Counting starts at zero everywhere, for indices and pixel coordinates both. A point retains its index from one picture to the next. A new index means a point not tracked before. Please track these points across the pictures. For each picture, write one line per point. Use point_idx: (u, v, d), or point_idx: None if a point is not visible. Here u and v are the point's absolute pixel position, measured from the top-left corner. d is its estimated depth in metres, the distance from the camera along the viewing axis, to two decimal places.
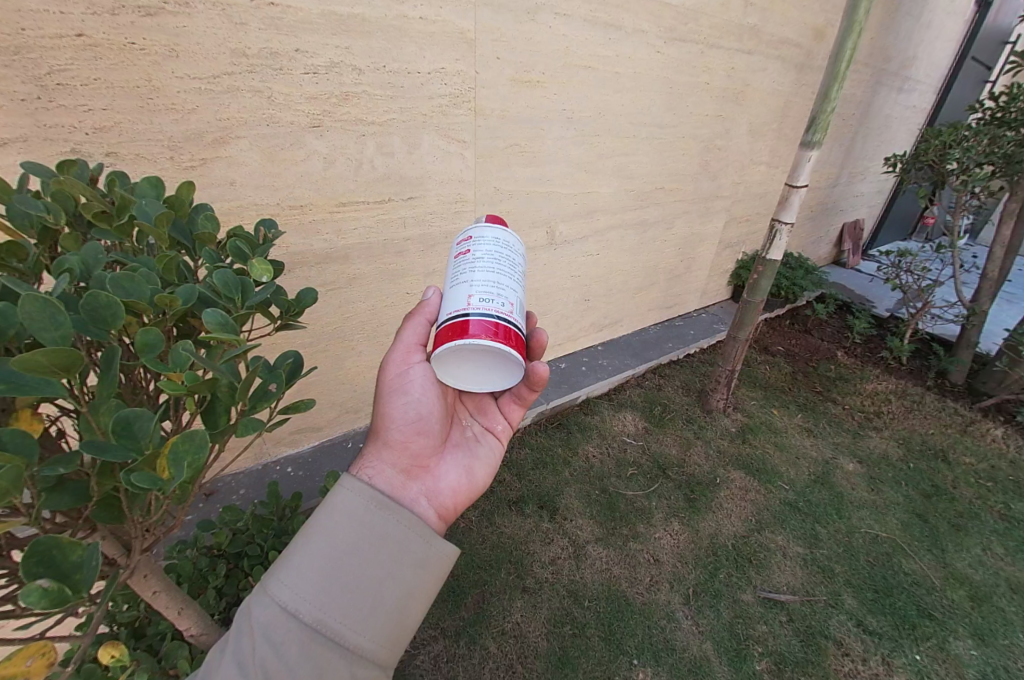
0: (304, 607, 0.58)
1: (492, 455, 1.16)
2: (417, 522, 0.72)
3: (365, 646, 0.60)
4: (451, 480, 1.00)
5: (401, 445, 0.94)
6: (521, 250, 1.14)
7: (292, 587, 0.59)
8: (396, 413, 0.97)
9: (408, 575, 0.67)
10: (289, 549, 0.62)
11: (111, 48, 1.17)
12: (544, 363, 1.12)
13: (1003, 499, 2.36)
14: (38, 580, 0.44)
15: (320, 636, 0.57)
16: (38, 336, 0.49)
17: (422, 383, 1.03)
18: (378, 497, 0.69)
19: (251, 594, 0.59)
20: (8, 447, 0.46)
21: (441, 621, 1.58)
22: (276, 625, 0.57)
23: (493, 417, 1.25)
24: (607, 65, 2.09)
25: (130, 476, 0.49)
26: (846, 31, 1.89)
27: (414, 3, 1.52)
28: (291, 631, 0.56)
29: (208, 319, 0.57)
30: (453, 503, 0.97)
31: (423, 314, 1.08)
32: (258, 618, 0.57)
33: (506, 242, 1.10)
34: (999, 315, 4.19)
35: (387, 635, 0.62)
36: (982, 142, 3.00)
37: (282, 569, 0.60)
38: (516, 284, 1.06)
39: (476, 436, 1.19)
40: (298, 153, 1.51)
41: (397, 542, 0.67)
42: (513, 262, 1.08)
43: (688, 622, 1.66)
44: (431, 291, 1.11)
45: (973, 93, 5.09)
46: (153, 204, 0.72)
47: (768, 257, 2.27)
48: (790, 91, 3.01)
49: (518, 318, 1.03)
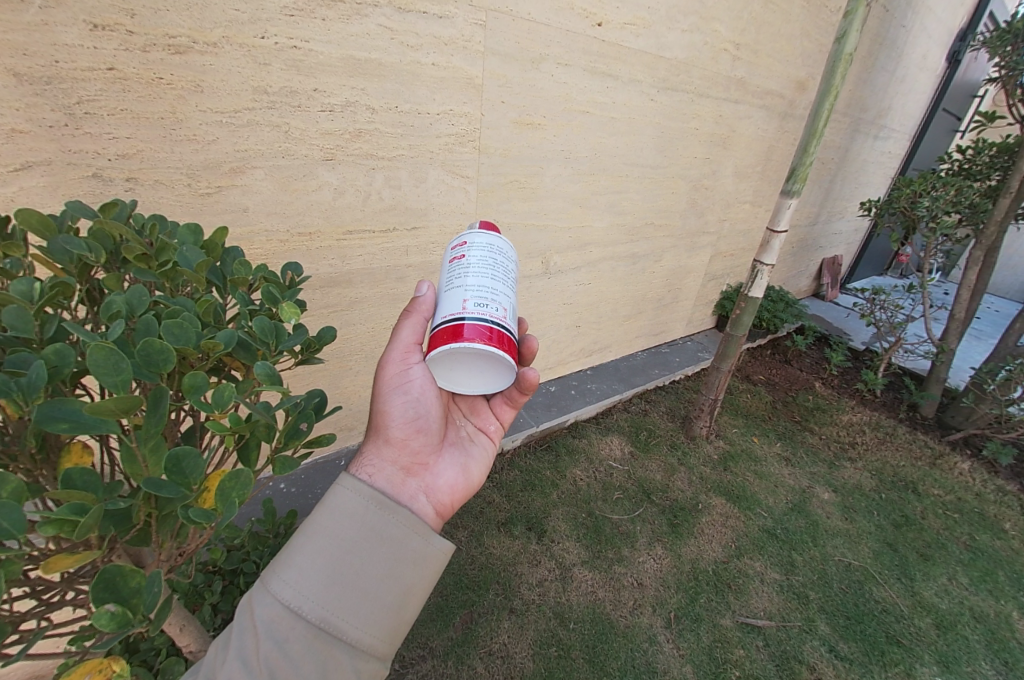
0: (309, 606, 0.63)
1: (486, 454, 1.21)
2: (416, 520, 0.76)
3: (367, 640, 0.65)
4: (448, 478, 1.05)
5: (401, 442, 0.99)
6: (513, 256, 1.22)
7: (296, 588, 0.64)
8: (395, 411, 1.01)
9: (407, 572, 0.72)
10: (294, 548, 0.67)
11: (139, 81, 1.22)
12: (534, 369, 1.20)
13: (968, 530, 2.48)
14: (105, 605, 0.52)
15: (323, 631, 0.63)
16: (100, 382, 0.55)
17: (422, 384, 1.07)
18: (378, 496, 0.74)
19: (254, 594, 0.64)
20: (78, 484, 0.54)
21: (430, 641, 1.61)
22: (281, 623, 0.62)
23: (485, 418, 1.30)
24: (604, 110, 2.22)
25: (186, 511, 0.59)
26: (825, 92, 2.04)
27: (428, 51, 1.63)
28: (296, 629, 0.62)
29: (259, 372, 0.66)
30: (450, 499, 1.02)
31: (420, 313, 1.13)
32: (261, 616, 0.62)
33: (498, 249, 1.18)
34: (968, 352, 4.41)
35: (387, 629, 0.68)
36: (949, 193, 3.17)
37: (287, 569, 0.65)
38: (509, 291, 1.13)
39: (470, 436, 1.24)
40: (310, 183, 1.58)
41: (396, 539, 0.72)
42: (507, 273, 1.16)
43: (669, 645, 1.72)
44: (425, 287, 1.15)
45: (944, 141, 5.42)
46: (192, 251, 0.79)
47: (750, 294, 2.39)
48: (773, 136, 3.19)
49: (510, 324, 1.09)
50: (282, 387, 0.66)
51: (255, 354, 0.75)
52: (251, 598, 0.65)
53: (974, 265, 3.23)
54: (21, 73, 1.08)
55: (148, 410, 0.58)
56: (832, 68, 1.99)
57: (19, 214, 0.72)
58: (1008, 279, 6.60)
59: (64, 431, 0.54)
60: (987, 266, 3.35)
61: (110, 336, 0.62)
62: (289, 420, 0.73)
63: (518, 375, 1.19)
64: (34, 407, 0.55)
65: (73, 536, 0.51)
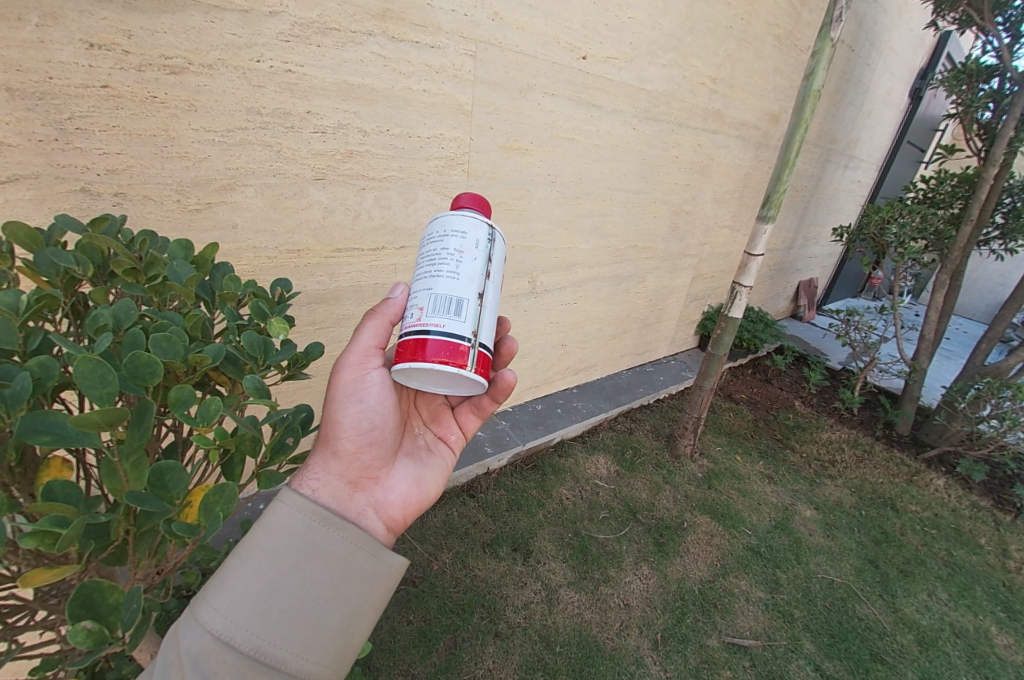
0: (242, 636, 0.59)
1: (444, 466, 1.16)
2: (364, 537, 0.73)
3: (308, 668, 0.61)
4: (399, 491, 0.99)
5: (350, 455, 0.92)
6: (459, 226, 1.03)
7: (229, 616, 0.59)
8: (349, 420, 0.95)
9: (353, 591, 0.69)
10: (229, 573, 0.62)
11: (133, 99, 1.23)
12: (512, 371, 1.18)
13: (946, 546, 2.53)
14: (81, 621, 0.51)
15: (259, 662, 0.59)
16: (87, 395, 0.55)
17: (380, 391, 1.00)
18: (322, 513, 0.70)
19: (181, 623, 0.60)
20: (59, 497, 0.54)
21: (413, 668, 1.57)
22: (211, 656, 0.57)
23: (446, 427, 1.25)
24: (589, 138, 2.31)
25: (169, 524, 0.58)
26: (796, 124, 2.15)
27: (420, 78, 1.68)
28: (228, 661, 0.57)
29: (248, 385, 0.67)
30: (403, 514, 0.96)
31: (385, 315, 1.05)
32: (189, 649, 0.58)
33: (434, 233, 1.05)
34: (940, 372, 4.56)
35: (331, 654, 0.65)
36: (915, 220, 3.32)
37: (220, 595, 0.61)
38: (435, 280, 0.99)
39: (427, 446, 1.17)
40: (301, 202, 1.60)
41: (341, 558, 0.69)
42: (438, 256, 1.01)
43: (656, 667, 1.70)
44: (397, 290, 1.07)
45: (910, 171, 5.70)
46: (183, 266, 0.80)
47: (731, 314, 2.45)
48: (749, 165, 3.33)
49: (434, 319, 0.97)
50: (270, 401, 0.67)
51: (242, 368, 0.76)
52: (178, 630, 0.60)
53: (940, 288, 3.34)
54: (14, 88, 1.08)
55: (133, 424, 0.57)
56: (802, 102, 2.10)
57: (7, 228, 0.72)
58: (974, 301, 6.89)
59: (45, 443, 0.53)
60: (954, 289, 3.51)
61: (97, 349, 0.62)
62: (276, 435, 0.74)
63: (494, 377, 1.17)
64: (17, 419, 0.54)
65: (53, 549, 0.50)
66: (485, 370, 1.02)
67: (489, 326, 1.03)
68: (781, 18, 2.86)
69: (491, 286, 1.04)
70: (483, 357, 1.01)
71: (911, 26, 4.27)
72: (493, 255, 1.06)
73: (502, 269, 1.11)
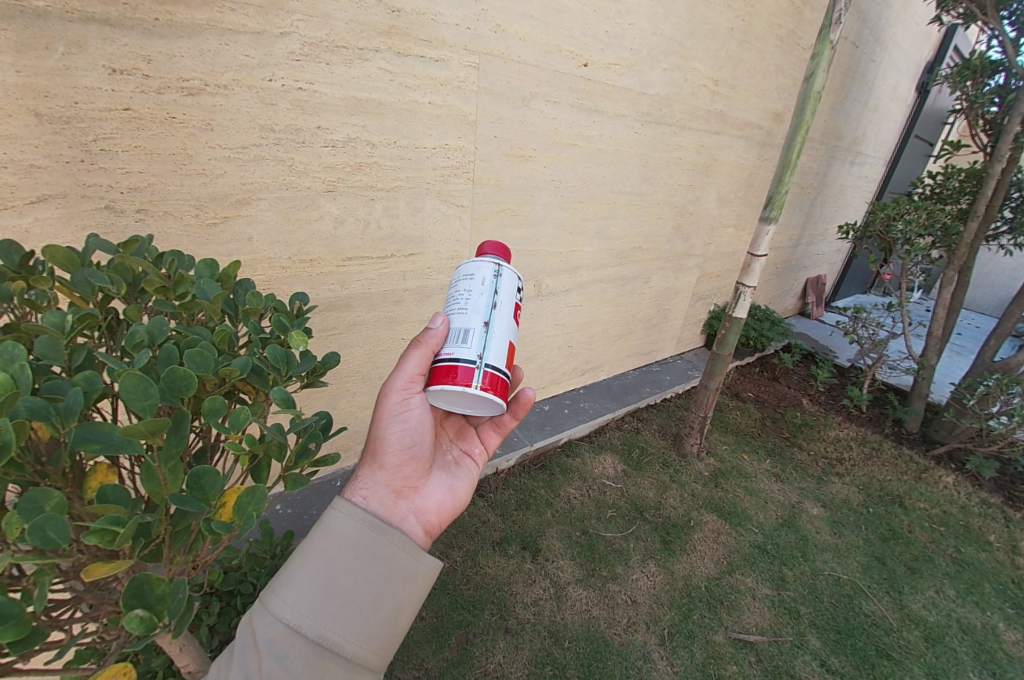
0: (307, 624, 0.65)
1: (472, 477, 1.21)
2: (406, 540, 0.78)
3: (362, 654, 0.67)
4: (435, 498, 1.04)
5: (395, 468, 0.98)
6: (475, 268, 1.13)
7: (295, 606, 0.65)
8: (393, 437, 1.01)
9: (399, 588, 0.73)
10: (293, 568, 0.68)
11: (153, 120, 1.29)
12: (529, 389, 1.28)
13: (954, 543, 2.53)
14: (134, 610, 0.56)
15: (322, 648, 0.64)
16: (130, 406, 0.60)
17: (421, 412, 1.06)
18: (372, 518, 0.76)
19: (253, 612, 0.66)
20: (110, 498, 0.59)
21: (425, 662, 1.63)
22: (281, 640, 0.63)
23: (471, 442, 1.30)
24: (592, 143, 2.35)
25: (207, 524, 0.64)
26: (797, 126, 2.16)
27: (425, 91, 1.73)
28: (296, 646, 0.63)
29: (274, 397, 0.73)
30: (438, 518, 1.01)
31: (428, 345, 1.07)
32: (263, 635, 0.64)
33: (457, 276, 1.15)
34: (950, 368, 4.53)
35: (381, 644, 0.70)
36: (921, 217, 3.29)
37: (285, 588, 0.66)
38: (448, 318, 1.09)
39: (456, 459, 1.22)
40: (312, 213, 1.65)
41: (388, 559, 0.74)
42: (451, 297, 1.12)
43: (663, 662, 1.74)
44: (437, 320, 1.09)
45: (916, 166, 5.66)
46: (209, 284, 0.86)
47: (735, 314, 2.47)
48: (754, 164, 3.34)
49: (447, 349, 1.05)
50: (294, 409, 0.72)
51: (266, 378, 0.81)
52: (251, 617, 0.66)
53: (948, 285, 3.30)
54: (42, 113, 1.15)
55: (171, 431, 0.63)
56: (803, 104, 2.11)
57: (45, 251, 0.77)
58: (986, 296, 6.81)
59: (94, 450, 0.58)
60: (962, 285, 3.51)
61: (136, 363, 0.67)
62: (300, 440, 0.79)
63: (514, 395, 1.28)
64: (70, 429, 0.59)
65: (111, 544, 0.56)
66: (497, 390, 1.05)
67: (498, 349, 1.06)
68: (782, 17, 2.87)
69: (500, 316, 1.09)
70: (492, 376, 1.04)
71: (916, 20, 4.24)
72: (501, 288, 1.12)
73: (516, 301, 1.15)
